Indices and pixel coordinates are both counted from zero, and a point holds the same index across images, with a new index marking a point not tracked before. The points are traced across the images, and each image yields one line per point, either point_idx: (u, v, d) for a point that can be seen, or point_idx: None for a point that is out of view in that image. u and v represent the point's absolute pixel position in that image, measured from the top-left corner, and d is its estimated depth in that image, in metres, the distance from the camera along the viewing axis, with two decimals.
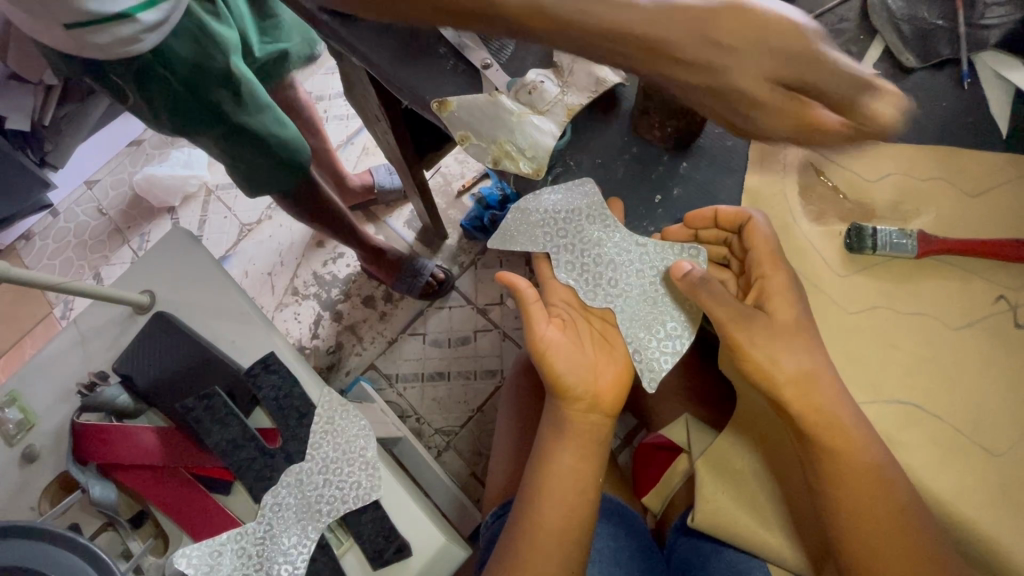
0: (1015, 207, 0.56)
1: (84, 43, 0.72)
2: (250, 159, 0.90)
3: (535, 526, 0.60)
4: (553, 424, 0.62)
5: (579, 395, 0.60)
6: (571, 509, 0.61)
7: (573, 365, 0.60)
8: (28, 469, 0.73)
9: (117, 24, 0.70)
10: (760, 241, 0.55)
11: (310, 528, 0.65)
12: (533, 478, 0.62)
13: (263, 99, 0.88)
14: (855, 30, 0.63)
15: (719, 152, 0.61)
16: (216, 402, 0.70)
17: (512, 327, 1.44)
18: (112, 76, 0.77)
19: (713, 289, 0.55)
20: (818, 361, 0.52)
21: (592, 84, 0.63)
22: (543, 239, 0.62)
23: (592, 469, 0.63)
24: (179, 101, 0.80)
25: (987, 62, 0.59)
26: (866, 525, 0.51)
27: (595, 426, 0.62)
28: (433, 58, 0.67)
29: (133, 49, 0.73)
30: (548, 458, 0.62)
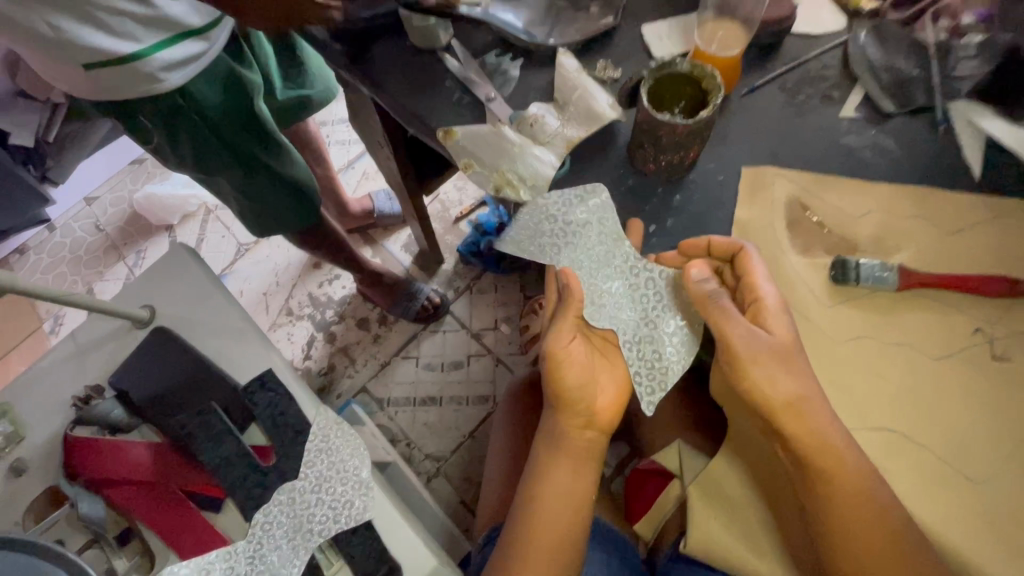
0: (989, 245, 0.59)
1: (108, 86, 0.72)
2: (263, 196, 0.94)
3: (526, 543, 0.61)
4: (552, 438, 0.64)
5: (580, 408, 0.63)
6: (564, 529, 0.62)
7: (580, 378, 0.62)
8: (15, 482, 0.72)
9: (139, 63, 0.70)
10: (750, 267, 0.57)
11: (300, 548, 0.65)
12: (527, 493, 0.64)
13: (282, 139, 0.90)
14: (837, 77, 0.67)
15: (710, 186, 0.63)
16: (211, 419, 0.70)
17: (506, 352, 1.46)
18: (141, 115, 0.78)
19: (721, 301, 0.57)
20: (810, 386, 0.54)
21: (588, 116, 0.66)
22: (554, 250, 0.61)
23: (583, 491, 0.64)
24: (203, 141, 0.83)
25: (961, 110, 0.63)
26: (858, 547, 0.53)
27: (592, 443, 0.64)
28: (440, 90, 0.72)
29: (156, 88, 0.73)
30: (542, 474, 0.63)
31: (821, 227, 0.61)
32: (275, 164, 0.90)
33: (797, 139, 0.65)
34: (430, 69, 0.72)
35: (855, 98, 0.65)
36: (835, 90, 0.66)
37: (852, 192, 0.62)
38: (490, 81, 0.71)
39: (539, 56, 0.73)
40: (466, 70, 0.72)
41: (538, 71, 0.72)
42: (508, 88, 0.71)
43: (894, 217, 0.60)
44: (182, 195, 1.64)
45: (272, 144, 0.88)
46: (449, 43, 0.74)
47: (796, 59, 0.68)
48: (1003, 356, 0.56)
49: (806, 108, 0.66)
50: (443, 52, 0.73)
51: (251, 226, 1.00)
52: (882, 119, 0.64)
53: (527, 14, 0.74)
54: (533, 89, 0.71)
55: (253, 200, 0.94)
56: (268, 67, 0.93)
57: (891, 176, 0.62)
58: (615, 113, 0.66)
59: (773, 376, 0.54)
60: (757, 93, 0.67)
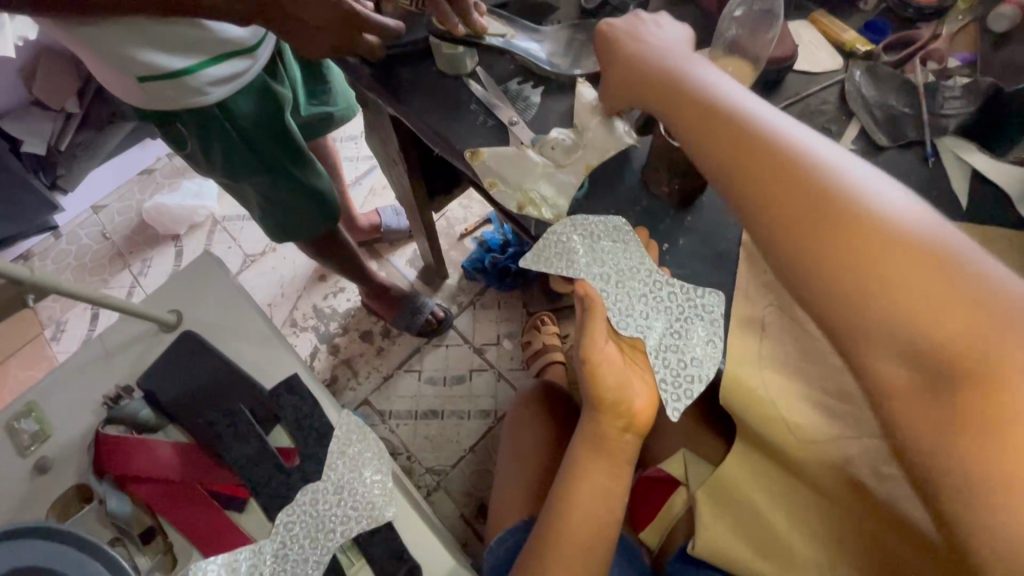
0: None
1: (154, 96, 0.78)
2: (284, 205, 0.96)
3: (559, 542, 0.64)
4: (589, 439, 0.66)
5: (620, 410, 0.64)
6: (595, 528, 0.65)
7: (618, 381, 0.64)
8: (38, 480, 0.74)
9: (188, 78, 0.77)
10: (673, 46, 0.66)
11: (322, 548, 0.67)
12: (562, 493, 0.67)
13: (306, 151, 0.93)
14: (834, 111, 0.73)
15: (719, 208, 0.68)
16: (239, 419, 0.74)
17: (508, 367, 1.49)
18: (179, 125, 0.83)
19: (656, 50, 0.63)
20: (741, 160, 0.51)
21: (607, 142, 0.71)
22: (582, 266, 0.66)
23: (615, 494, 0.67)
24: (233, 151, 0.86)
25: (948, 145, 0.68)
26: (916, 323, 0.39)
27: (628, 445, 0.66)
28: (466, 113, 0.76)
29: (199, 101, 0.79)
30: (576, 474, 0.66)
31: None
32: (299, 175, 0.93)
33: None
34: (457, 93, 0.77)
35: (851, 132, 0.71)
36: (833, 124, 0.72)
37: None
38: (513, 106, 0.76)
39: (559, 84, 0.78)
40: (490, 94, 0.77)
41: (557, 98, 0.77)
42: (529, 113, 0.76)
43: None
44: (191, 206, 1.67)
45: (298, 154, 0.92)
46: (474, 70, 0.79)
47: (796, 95, 0.74)
48: None
49: None
50: (468, 78, 0.78)
51: (275, 235, 1.03)
52: (876, 151, 0.70)
53: (549, 44, 0.79)
54: (552, 114, 0.76)
55: (273, 208, 0.97)
56: (296, 84, 0.99)
57: None
58: (631, 139, 0.71)
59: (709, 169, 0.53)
60: None
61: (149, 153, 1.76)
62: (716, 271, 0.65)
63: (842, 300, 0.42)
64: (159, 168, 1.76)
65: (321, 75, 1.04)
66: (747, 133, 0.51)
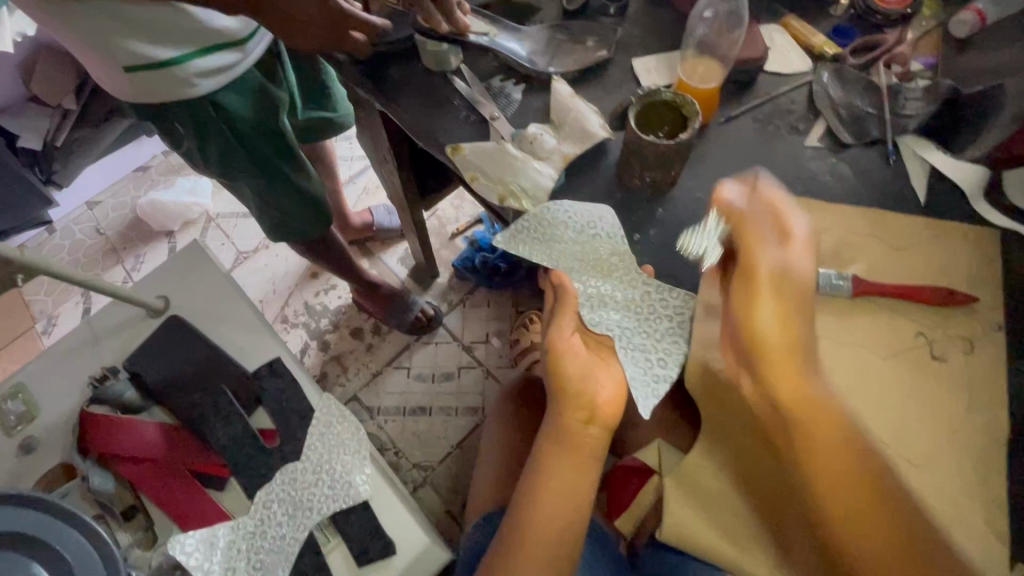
0: (932, 260, 0.66)
1: (143, 86, 0.79)
2: (276, 203, 0.98)
3: (530, 530, 0.65)
4: (552, 432, 0.68)
5: (581, 399, 0.67)
6: (569, 517, 0.66)
7: (580, 372, 0.67)
8: (25, 459, 0.76)
9: (176, 68, 0.78)
10: (776, 208, 0.61)
11: (300, 524, 0.70)
12: (529, 481, 0.68)
13: (299, 153, 0.95)
14: (803, 111, 0.76)
15: (689, 202, 0.71)
16: (221, 400, 0.77)
17: (496, 365, 1.51)
18: (173, 121, 0.85)
19: (755, 221, 0.61)
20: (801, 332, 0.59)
21: (583, 136, 0.74)
22: (559, 254, 0.68)
23: (582, 489, 0.68)
24: (227, 148, 0.89)
25: (909, 144, 0.71)
26: (846, 496, 0.56)
27: (594, 439, 0.68)
28: (449, 108, 0.79)
29: (187, 92, 0.80)
30: (540, 463, 0.68)
31: None
32: (292, 175, 0.95)
33: (768, 164, 0.73)
34: (441, 89, 0.80)
35: (818, 130, 0.74)
36: (801, 123, 0.75)
37: (817, 210, 0.69)
38: (494, 102, 0.79)
39: (539, 82, 0.81)
40: (473, 91, 0.79)
41: (537, 95, 0.80)
42: (511, 109, 0.79)
43: (853, 233, 0.68)
44: (185, 203, 1.67)
45: (292, 156, 0.94)
46: (459, 67, 0.81)
47: (768, 95, 0.77)
48: (942, 357, 0.63)
49: (775, 137, 0.74)
50: (453, 74, 0.81)
51: (272, 236, 1.05)
52: (841, 149, 0.73)
53: (529, 43, 0.82)
54: (532, 111, 0.79)
55: (268, 207, 0.98)
56: (294, 89, 1.01)
57: (849, 199, 0.70)
58: (605, 133, 0.74)
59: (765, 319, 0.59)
60: (732, 123, 0.75)
61: (144, 150, 1.77)
62: (685, 261, 0.68)
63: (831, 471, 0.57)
64: (154, 166, 1.80)
65: (321, 81, 1.06)
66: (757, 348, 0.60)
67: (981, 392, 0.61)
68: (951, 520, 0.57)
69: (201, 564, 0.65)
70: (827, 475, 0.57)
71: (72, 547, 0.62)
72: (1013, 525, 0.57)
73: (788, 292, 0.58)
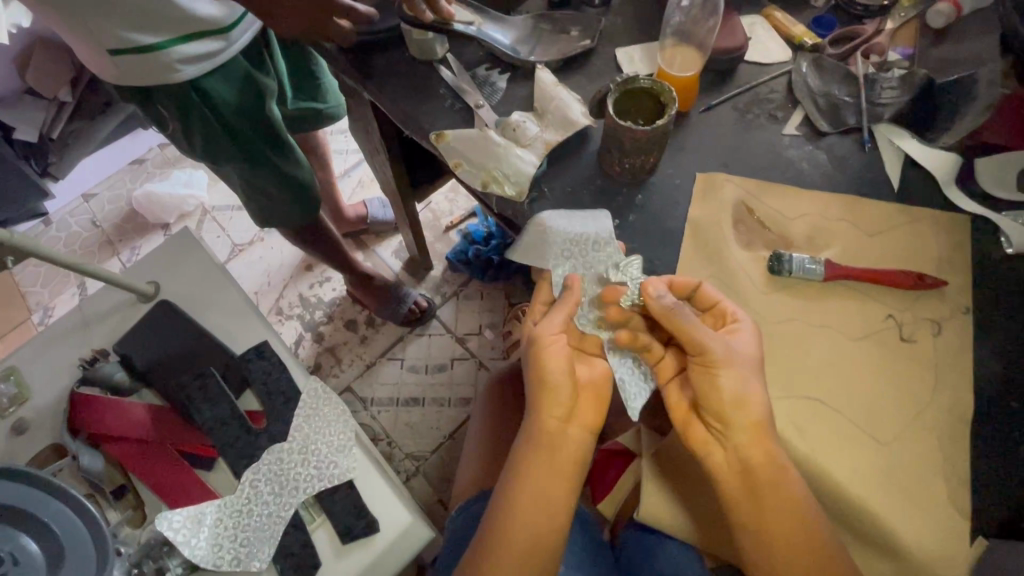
0: (903, 246, 0.68)
1: (127, 70, 0.81)
2: (265, 191, 1.00)
3: (506, 538, 0.61)
4: (530, 433, 0.63)
5: (560, 399, 0.63)
6: (546, 515, 0.62)
7: (562, 370, 0.63)
8: (17, 440, 0.77)
9: (159, 53, 0.79)
10: (714, 301, 0.63)
11: (287, 502, 0.73)
12: (506, 485, 0.63)
13: (286, 139, 0.95)
14: (782, 100, 0.77)
15: (668, 188, 0.72)
16: (209, 381, 0.79)
17: (489, 357, 1.51)
18: (158, 104, 0.86)
19: (684, 314, 0.60)
20: (751, 388, 0.59)
21: (564, 123, 0.75)
22: (555, 259, 0.68)
23: (559, 495, 0.62)
24: (214, 135, 0.90)
25: (884, 132, 0.73)
26: (791, 544, 0.58)
27: (573, 439, 0.63)
28: (435, 96, 0.80)
29: (171, 78, 0.82)
30: (517, 467, 0.63)
31: (762, 226, 0.70)
32: (280, 163, 0.97)
33: (746, 151, 0.74)
34: (427, 78, 0.81)
35: (796, 119, 0.75)
36: (779, 111, 0.76)
37: (792, 197, 0.71)
38: (480, 91, 0.80)
39: (524, 71, 0.82)
40: (459, 80, 0.80)
41: (521, 84, 0.81)
42: (495, 97, 0.80)
43: (826, 220, 0.70)
44: (180, 196, 1.66)
45: (280, 144, 0.95)
46: (444, 56, 0.83)
47: (748, 84, 0.78)
48: (911, 338, 0.65)
49: (754, 125, 0.75)
50: (439, 63, 0.82)
51: (260, 221, 1.06)
52: (818, 137, 0.74)
53: (514, 33, 0.83)
54: (517, 99, 0.80)
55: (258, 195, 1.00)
56: (282, 77, 1.02)
57: (824, 186, 0.72)
58: (587, 120, 0.75)
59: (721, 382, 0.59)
60: (712, 111, 0.76)
61: (141, 141, 1.74)
62: (663, 246, 0.69)
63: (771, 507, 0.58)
64: (151, 158, 1.76)
65: (312, 71, 1.07)
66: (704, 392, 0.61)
67: (948, 373, 0.63)
68: (920, 499, 0.59)
69: (189, 538, 0.69)
70: (770, 524, 0.58)
71: (60, 520, 0.63)
72: (976, 501, 0.59)
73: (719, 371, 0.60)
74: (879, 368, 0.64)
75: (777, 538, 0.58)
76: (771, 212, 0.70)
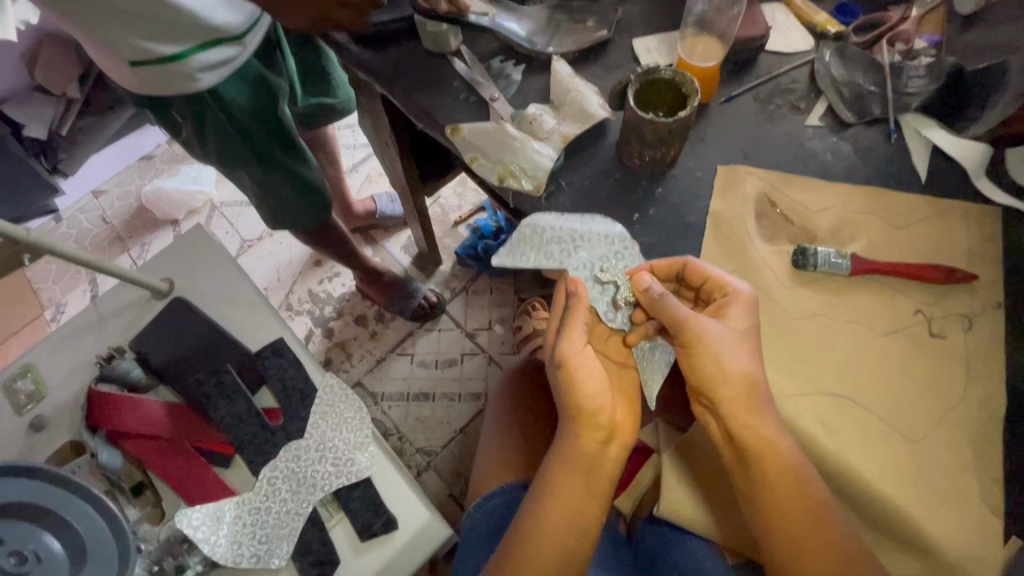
0: (931, 238, 0.66)
1: (146, 79, 0.79)
2: (276, 192, 0.99)
3: (529, 555, 0.60)
4: (566, 456, 0.61)
5: (599, 422, 0.61)
6: (576, 530, 0.61)
7: (600, 389, 0.62)
8: (35, 437, 0.77)
9: (179, 63, 0.78)
10: (705, 273, 0.61)
11: (305, 500, 0.74)
12: (534, 503, 0.62)
13: (299, 142, 0.95)
14: (804, 90, 0.75)
15: (688, 181, 0.71)
16: (226, 379, 0.79)
17: (499, 352, 1.50)
18: (172, 110, 0.85)
19: (671, 302, 0.59)
20: (759, 373, 0.58)
21: (583, 116, 0.73)
22: (557, 254, 0.67)
23: (589, 512, 0.61)
24: (226, 139, 0.89)
25: (910, 123, 0.71)
26: (799, 528, 0.56)
27: (609, 460, 0.62)
28: (449, 89, 0.79)
29: (190, 87, 0.80)
30: (547, 489, 0.61)
31: (785, 219, 0.68)
32: (292, 164, 0.96)
33: (768, 143, 0.72)
34: (440, 70, 0.80)
35: (819, 109, 0.73)
36: (802, 102, 0.74)
37: (815, 190, 0.69)
38: (495, 83, 0.79)
39: (538, 62, 0.80)
40: (473, 72, 0.79)
41: (537, 76, 0.80)
42: (510, 90, 0.79)
43: (851, 213, 0.68)
44: (190, 191, 1.66)
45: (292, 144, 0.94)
46: (459, 48, 0.81)
47: (768, 74, 0.76)
48: (940, 333, 0.63)
49: (775, 116, 0.74)
50: (452, 56, 0.80)
51: (270, 222, 1.06)
52: (842, 128, 0.72)
53: (529, 24, 0.82)
54: (532, 91, 0.79)
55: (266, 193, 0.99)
56: (292, 75, 1.00)
57: (847, 178, 0.70)
58: (606, 112, 0.74)
59: (725, 359, 0.57)
60: (732, 102, 0.75)
61: (148, 139, 1.74)
62: (684, 241, 0.68)
63: (786, 495, 0.56)
64: (159, 154, 1.74)
65: (322, 66, 1.05)
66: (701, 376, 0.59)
67: (978, 369, 0.62)
68: (947, 496, 0.58)
69: (207, 536, 0.69)
70: (786, 515, 0.57)
71: (80, 520, 0.64)
72: (1007, 500, 0.57)
73: (703, 350, 0.58)
74: (907, 364, 0.62)
75: (778, 518, 0.57)
76: (795, 205, 0.69)
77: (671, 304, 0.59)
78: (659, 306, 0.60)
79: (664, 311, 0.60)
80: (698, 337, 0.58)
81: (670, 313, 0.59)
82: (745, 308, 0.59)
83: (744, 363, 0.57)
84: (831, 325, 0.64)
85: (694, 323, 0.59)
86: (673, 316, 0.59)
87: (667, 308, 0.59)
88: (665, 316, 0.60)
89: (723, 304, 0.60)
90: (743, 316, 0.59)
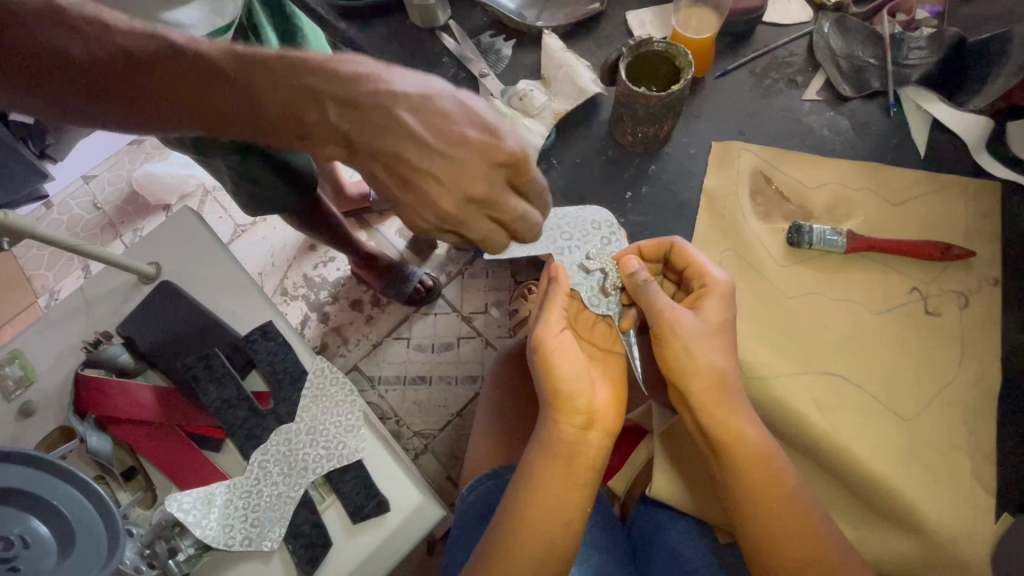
0: (928, 215, 0.65)
1: None
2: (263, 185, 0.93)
3: (511, 546, 0.58)
4: (547, 442, 0.60)
5: (578, 406, 0.60)
6: (565, 517, 0.59)
7: (575, 373, 0.60)
8: (25, 423, 0.77)
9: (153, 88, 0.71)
10: (688, 258, 0.60)
11: (296, 484, 0.74)
12: (523, 488, 0.60)
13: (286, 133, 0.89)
14: (802, 63, 0.73)
15: (683, 157, 0.69)
16: (214, 362, 0.78)
17: (495, 335, 1.49)
18: None
19: (653, 289, 0.59)
20: (729, 365, 0.57)
21: (575, 92, 0.71)
22: (548, 243, 0.65)
23: (579, 499, 0.60)
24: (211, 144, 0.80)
25: (911, 96, 0.69)
26: (781, 514, 0.55)
27: (596, 446, 0.60)
28: (437, 65, 0.77)
29: None
30: (534, 476, 0.60)
31: (780, 197, 0.67)
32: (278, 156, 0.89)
33: (764, 118, 0.70)
34: (429, 45, 0.78)
35: (817, 83, 0.71)
36: (800, 75, 0.72)
37: (813, 166, 0.68)
38: (484, 59, 0.76)
39: (529, 38, 0.78)
40: (462, 48, 0.77)
41: (527, 51, 0.77)
42: (501, 65, 0.77)
43: (848, 189, 0.67)
44: (181, 175, 1.63)
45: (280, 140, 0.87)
46: (447, 23, 0.79)
47: (766, 47, 0.74)
48: (935, 311, 0.63)
49: (772, 91, 0.72)
50: (441, 31, 0.78)
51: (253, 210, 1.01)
52: (840, 102, 0.70)
53: None
54: (522, 67, 0.77)
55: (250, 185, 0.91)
56: None
57: (845, 154, 0.68)
58: (597, 88, 0.72)
59: (694, 350, 0.56)
60: (728, 77, 0.73)
61: None
62: (678, 219, 0.67)
63: (756, 486, 0.55)
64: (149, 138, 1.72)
65: None
66: (673, 367, 0.57)
67: (974, 346, 0.61)
68: (944, 475, 0.57)
69: (199, 518, 0.69)
70: (763, 506, 0.55)
71: (68, 503, 0.63)
72: (1001, 477, 0.57)
73: (676, 343, 0.57)
74: (903, 340, 0.62)
75: (755, 504, 0.55)
76: (791, 182, 0.68)
77: (651, 290, 0.59)
78: (640, 292, 0.59)
79: (642, 299, 0.60)
80: (671, 326, 0.57)
81: (647, 301, 0.59)
82: (722, 297, 0.58)
83: (716, 357, 0.56)
84: (824, 303, 0.63)
85: (671, 313, 0.58)
86: (651, 304, 0.59)
87: (646, 294, 0.59)
88: (645, 302, 0.59)
89: (699, 296, 0.59)
90: (721, 306, 0.58)
